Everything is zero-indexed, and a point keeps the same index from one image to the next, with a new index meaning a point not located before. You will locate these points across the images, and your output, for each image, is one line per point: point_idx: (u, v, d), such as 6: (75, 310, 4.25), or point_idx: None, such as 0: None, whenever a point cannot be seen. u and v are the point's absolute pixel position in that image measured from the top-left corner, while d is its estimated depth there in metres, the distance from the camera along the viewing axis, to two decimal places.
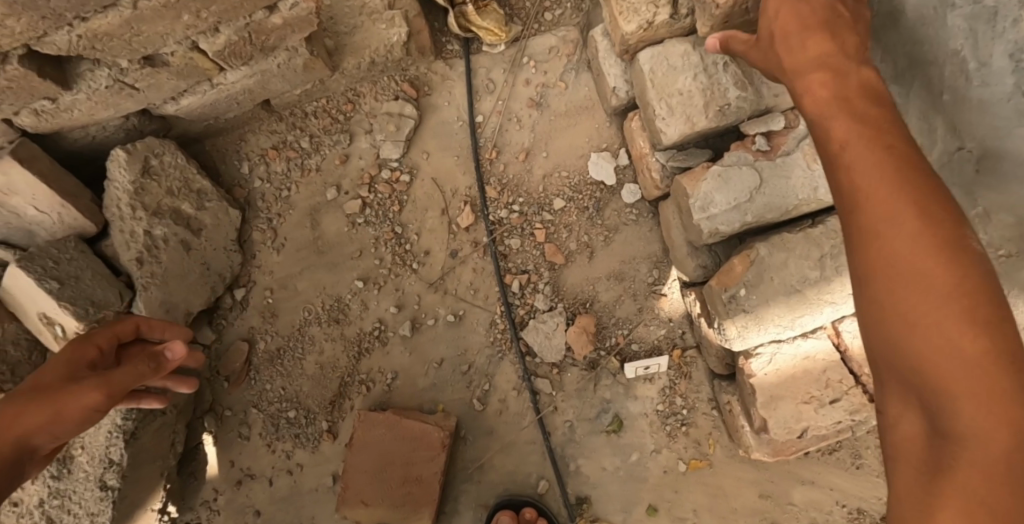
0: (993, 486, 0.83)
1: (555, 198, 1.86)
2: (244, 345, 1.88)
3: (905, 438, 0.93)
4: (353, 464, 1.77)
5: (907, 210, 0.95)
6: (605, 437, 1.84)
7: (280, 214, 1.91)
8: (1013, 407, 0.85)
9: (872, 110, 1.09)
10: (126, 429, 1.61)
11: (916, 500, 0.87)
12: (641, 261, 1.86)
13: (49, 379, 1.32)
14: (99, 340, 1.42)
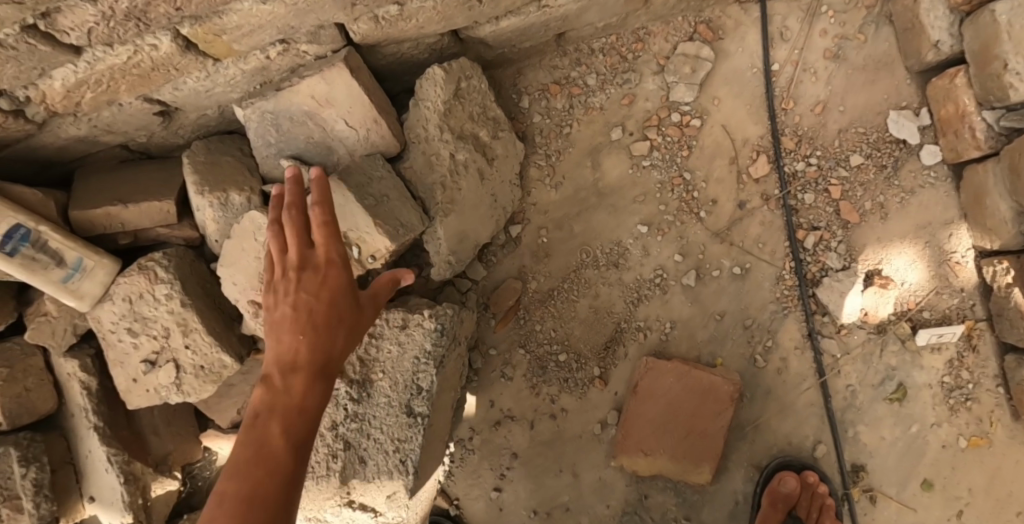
0: None
1: (851, 154, 1.79)
2: (516, 283, 1.82)
3: None
4: (635, 411, 1.73)
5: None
6: (887, 406, 1.78)
7: (559, 151, 1.84)
8: None
9: None
10: (435, 355, 1.56)
11: None
12: (937, 227, 1.79)
13: (280, 417, 1.25)
14: (310, 335, 1.33)
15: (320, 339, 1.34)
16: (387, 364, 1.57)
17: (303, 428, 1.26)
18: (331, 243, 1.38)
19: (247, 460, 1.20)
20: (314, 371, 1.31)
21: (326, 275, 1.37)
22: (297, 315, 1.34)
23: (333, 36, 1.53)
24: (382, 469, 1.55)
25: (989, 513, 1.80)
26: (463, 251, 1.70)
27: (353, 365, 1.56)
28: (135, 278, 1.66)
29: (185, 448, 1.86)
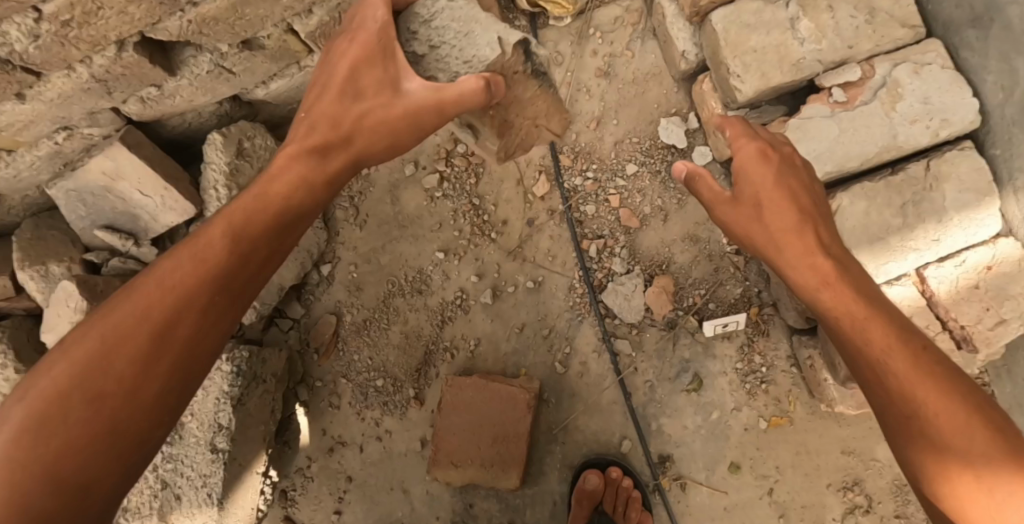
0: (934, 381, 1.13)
1: (628, 163, 1.90)
2: (332, 318, 1.96)
3: (855, 327, 1.22)
4: (443, 427, 1.83)
5: (844, 280, 1.26)
6: (686, 396, 1.88)
7: (361, 191, 1.98)
8: (901, 335, 1.19)
9: (784, 203, 1.34)
10: (233, 394, 1.71)
11: (901, 367, 1.15)
12: (715, 222, 1.89)
13: (132, 348, 1.10)
14: (215, 273, 1.15)
15: (227, 272, 1.16)
16: (195, 407, 1.73)
17: (166, 374, 1.11)
18: (303, 201, 1.25)
19: (53, 389, 1.06)
20: (113, 346, 1.09)
21: (277, 211, 1.22)
22: (195, 251, 1.16)
23: (110, 118, 1.69)
24: (193, 503, 1.69)
25: (799, 489, 1.88)
26: (267, 296, 1.85)
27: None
28: None
29: None
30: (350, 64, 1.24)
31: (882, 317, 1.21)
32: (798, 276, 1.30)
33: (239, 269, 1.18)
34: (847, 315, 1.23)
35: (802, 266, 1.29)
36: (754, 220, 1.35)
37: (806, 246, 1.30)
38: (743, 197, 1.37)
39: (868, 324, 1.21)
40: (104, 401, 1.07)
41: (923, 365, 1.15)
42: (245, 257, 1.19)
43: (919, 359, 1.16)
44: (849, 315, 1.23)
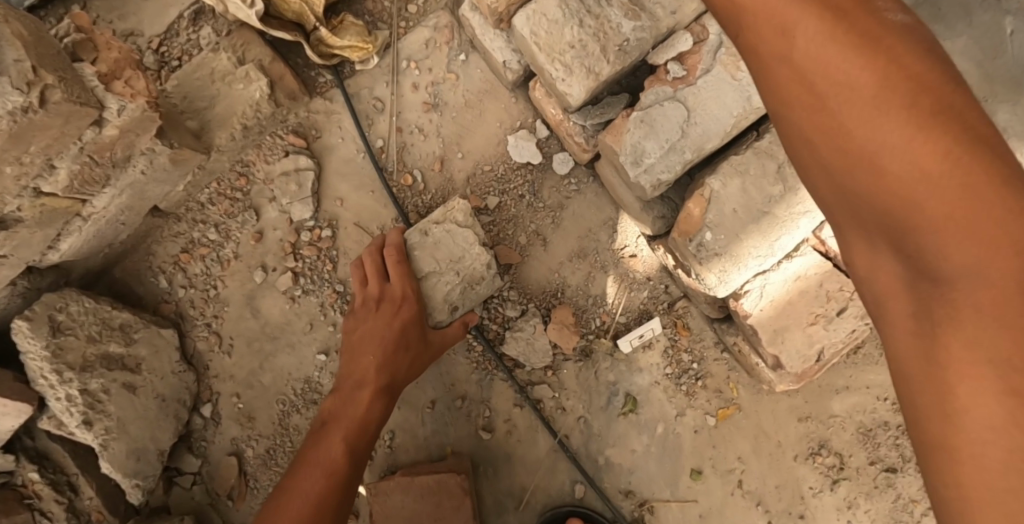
0: (908, 123, 0.76)
1: (486, 197, 1.72)
2: (232, 458, 1.77)
3: (822, 75, 0.80)
4: None
5: (907, 138, 0.76)
6: (624, 420, 1.73)
7: (216, 315, 1.76)
8: (883, 74, 0.78)
9: (394, 344, 1.52)
10: None
11: (870, 115, 0.77)
12: (598, 230, 1.71)
13: (306, 505, 1.35)
14: (376, 407, 1.50)
15: (349, 438, 1.46)
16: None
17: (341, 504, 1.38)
18: (403, 364, 1.54)
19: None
20: (326, 495, 1.37)
21: (390, 386, 1.53)
22: (340, 419, 1.49)
23: None
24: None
25: (766, 471, 1.78)
26: (147, 467, 1.66)
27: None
28: None
29: None
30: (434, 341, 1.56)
31: (961, 188, 0.74)
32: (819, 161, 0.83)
33: (371, 421, 1.49)
34: (879, 196, 0.78)
35: (890, 157, 0.76)
36: (804, 78, 0.81)
37: (881, 93, 0.77)
38: (785, 31, 0.82)
39: (904, 184, 0.76)
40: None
41: (971, 222, 0.73)
42: (372, 393, 1.51)
43: (966, 207, 0.74)
44: (900, 190, 0.76)
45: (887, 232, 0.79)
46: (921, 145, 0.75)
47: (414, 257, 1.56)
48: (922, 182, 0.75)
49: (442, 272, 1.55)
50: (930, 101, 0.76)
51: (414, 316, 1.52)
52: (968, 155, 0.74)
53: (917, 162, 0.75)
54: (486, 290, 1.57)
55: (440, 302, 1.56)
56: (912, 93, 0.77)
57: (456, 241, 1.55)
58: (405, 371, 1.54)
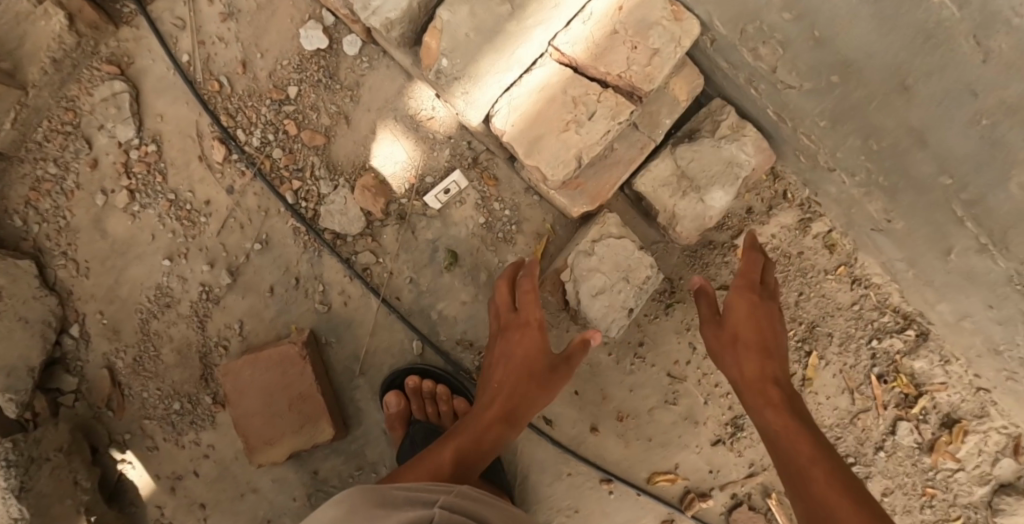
0: (760, 359, 1.56)
1: (287, 88, 1.84)
2: (104, 371, 1.91)
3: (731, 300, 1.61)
4: (241, 415, 1.79)
5: (759, 363, 1.55)
6: (449, 274, 1.82)
7: (70, 243, 1.91)
8: (762, 338, 1.58)
9: (528, 352, 1.63)
10: (11, 486, 1.69)
11: (743, 355, 1.56)
12: (394, 100, 1.82)
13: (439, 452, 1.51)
14: (526, 386, 1.61)
15: (486, 430, 1.56)
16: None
17: (455, 453, 1.52)
18: (535, 379, 1.62)
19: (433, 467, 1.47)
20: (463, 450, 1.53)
21: (533, 387, 1.61)
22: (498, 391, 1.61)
23: None
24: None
25: None
26: (18, 382, 1.79)
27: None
28: None
29: None
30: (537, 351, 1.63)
31: (759, 353, 1.56)
32: (708, 317, 1.65)
33: (501, 419, 1.58)
34: (724, 333, 1.60)
35: (741, 340, 1.57)
36: (719, 319, 1.62)
37: (757, 346, 1.57)
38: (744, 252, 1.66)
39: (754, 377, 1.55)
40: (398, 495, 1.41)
41: (779, 419, 1.48)
42: (504, 401, 1.60)
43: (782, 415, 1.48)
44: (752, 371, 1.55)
45: (739, 382, 1.57)
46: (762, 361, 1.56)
47: (579, 280, 1.70)
48: (731, 319, 1.59)
49: (614, 286, 1.70)
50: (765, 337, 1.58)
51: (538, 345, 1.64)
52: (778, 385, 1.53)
53: (765, 399, 1.52)
54: (598, 278, 1.69)
55: (616, 290, 1.70)
56: (763, 360, 1.56)
57: (621, 254, 1.71)
58: (551, 382, 1.62)
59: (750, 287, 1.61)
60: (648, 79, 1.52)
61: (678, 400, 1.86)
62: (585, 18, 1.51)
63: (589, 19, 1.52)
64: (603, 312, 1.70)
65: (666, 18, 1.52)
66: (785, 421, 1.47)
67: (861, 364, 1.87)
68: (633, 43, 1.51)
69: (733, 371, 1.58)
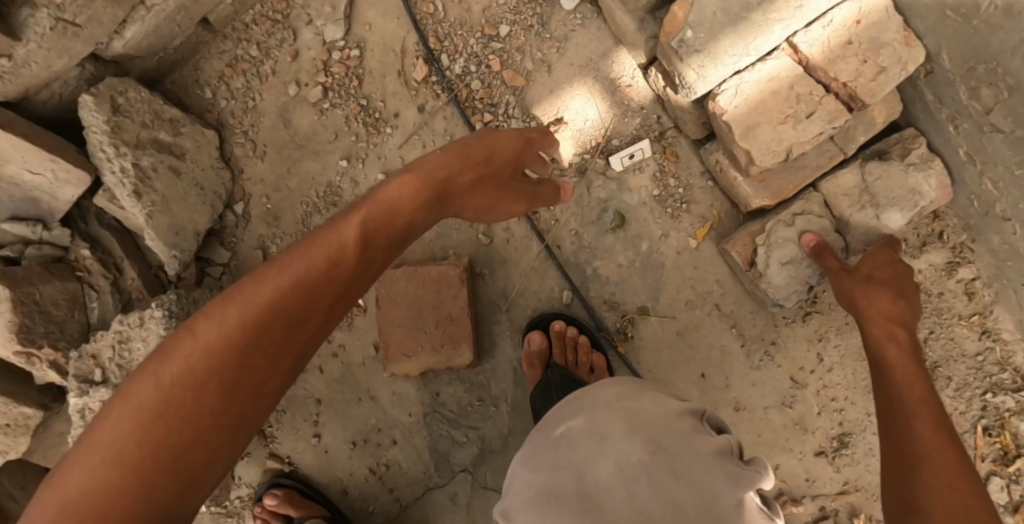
0: (894, 303, 1.60)
1: (498, 27, 1.89)
2: (258, 252, 1.98)
3: (871, 261, 1.68)
4: (387, 323, 1.87)
5: (887, 313, 1.59)
6: (613, 236, 1.89)
7: (253, 124, 1.98)
8: (895, 290, 1.62)
9: (430, 182, 1.44)
10: (170, 335, 1.75)
11: (878, 304, 1.60)
12: (598, 61, 1.88)
13: (292, 281, 1.16)
14: (420, 197, 1.40)
15: (354, 285, 1.24)
16: (140, 359, 1.79)
17: (308, 311, 1.18)
18: (425, 199, 1.42)
19: (293, 283, 1.16)
20: (329, 266, 1.20)
21: (418, 204, 1.40)
22: (381, 205, 1.33)
23: None
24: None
25: (744, 296, 1.90)
26: (185, 243, 1.87)
27: (116, 372, 1.79)
28: None
29: None
30: (459, 180, 1.50)
31: (891, 304, 1.60)
32: (835, 271, 1.67)
33: (384, 246, 1.31)
34: (863, 281, 1.64)
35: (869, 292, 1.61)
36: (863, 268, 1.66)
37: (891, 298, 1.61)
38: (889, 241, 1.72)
39: (891, 325, 1.57)
40: (245, 361, 1.12)
41: (905, 366, 1.49)
42: (391, 231, 1.33)
43: (908, 365, 1.50)
44: (881, 317, 1.59)
45: (862, 321, 1.60)
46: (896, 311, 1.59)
47: (771, 246, 1.75)
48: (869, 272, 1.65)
49: (801, 260, 1.75)
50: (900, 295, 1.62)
51: (436, 173, 1.46)
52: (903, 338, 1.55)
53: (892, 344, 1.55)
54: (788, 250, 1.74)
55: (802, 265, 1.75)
56: (898, 308, 1.60)
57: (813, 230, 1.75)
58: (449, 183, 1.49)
59: (886, 258, 1.67)
60: (871, 93, 1.59)
61: (794, 405, 1.93)
62: (826, 22, 1.58)
63: (830, 24, 1.58)
64: (785, 282, 1.75)
65: (898, 41, 1.56)
66: (909, 370, 1.49)
67: (971, 412, 1.96)
68: (863, 57, 1.58)
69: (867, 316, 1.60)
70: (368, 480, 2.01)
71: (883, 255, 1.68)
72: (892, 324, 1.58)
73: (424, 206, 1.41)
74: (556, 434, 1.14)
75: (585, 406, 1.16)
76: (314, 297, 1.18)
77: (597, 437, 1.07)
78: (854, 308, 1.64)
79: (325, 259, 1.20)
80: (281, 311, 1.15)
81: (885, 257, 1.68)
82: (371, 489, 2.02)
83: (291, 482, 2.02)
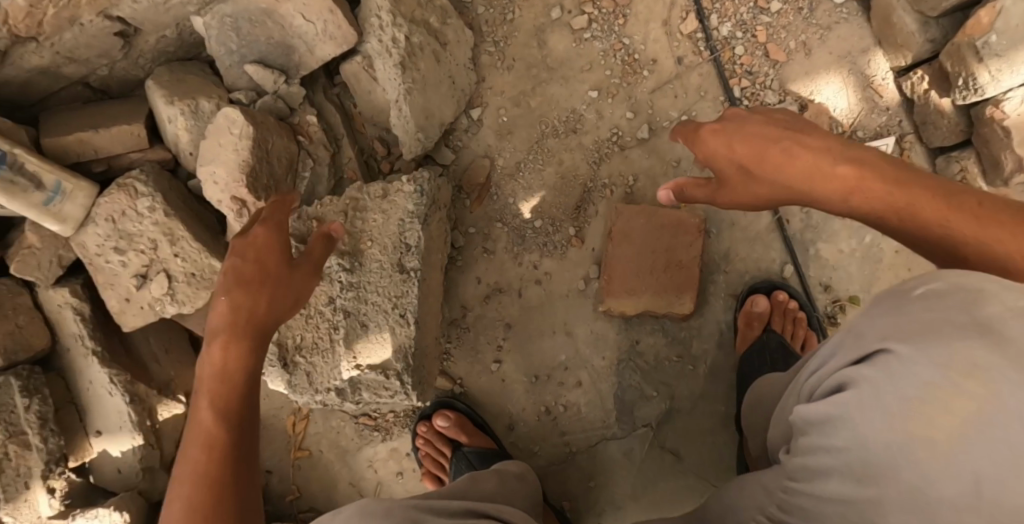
0: (869, 172, 1.20)
1: (770, 2, 1.94)
2: (485, 162, 1.94)
3: (794, 144, 1.28)
4: (614, 256, 1.86)
5: (873, 183, 1.19)
6: (841, 221, 1.91)
7: (506, 36, 1.96)
8: (845, 170, 1.22)
9: (267, 261, 1.41)
10: (417, 213, 1.67)
11: (822, 166, 1.24)
12: (857, 55, 1.94)
13: (229, 363, 1.33)
14: (275, 243, 1.44)
15: (278, 280, 1.42)
16: (374, 232, 1.69)
17: (235, 335, 1.35)
18: (275, 257, 1.43)
19: (241, 281, 1.38)
20: (250, 278, 1.39)
21: (260, 248, 1.42)
22: (264, 249, 1.42)
23: None
24: (385, 328, 1.65)
25: None
26: (431, 131, 1.82)
27: (342, 239, 1.68)
28: (116, 196, 1.73)
29: (185, 376, 1.93)
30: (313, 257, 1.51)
31: (854, 180, 1.21)
32: (727, 173, 1.37)
33: (262, 270, 1.40)
34: (783, 180, 1.29)
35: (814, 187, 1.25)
36: (747, 163, 1.33)
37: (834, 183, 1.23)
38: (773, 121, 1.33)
39: (851, 198, 1.21)
40: (251, 357, 1.35)
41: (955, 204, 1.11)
42: (263, 285, 1.39)
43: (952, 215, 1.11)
44: (841, 185, 1.22)
45: (845, 183, 1.22)
46: (883, 183, 1.18)
47: None
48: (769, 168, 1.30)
49: None
50: (858, 166, 1.21)
51: (280, 245, 1.44)
52: (929, 196, 1.14)
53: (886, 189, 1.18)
54: None
55: None
56: (874, 168, 1.20)
57: None
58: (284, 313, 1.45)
59: (824, 136, 1.27)
60: None
61: None
62: None
63: None
64: None
65: None
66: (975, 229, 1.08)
67: None
68: None
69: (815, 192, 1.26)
70: (540, 418, 1.93)
71: (721, 167, 1.37)
72: (898, 209, 1.17)
73: (285, 244, 1.45)
74: (907, 295, 0.95)
75: (893, 302, 0.95)
76: (241, 287, 1.38)
77: (966, 302, 0.88)
78: (881, 199, 1.18)
79: (236, 282, 1.38)
80: (224, 393, 1.31)
81: (816, 140, 1.27)
82: (541, 427, 1.93)
83: (460, 406, 1.92)
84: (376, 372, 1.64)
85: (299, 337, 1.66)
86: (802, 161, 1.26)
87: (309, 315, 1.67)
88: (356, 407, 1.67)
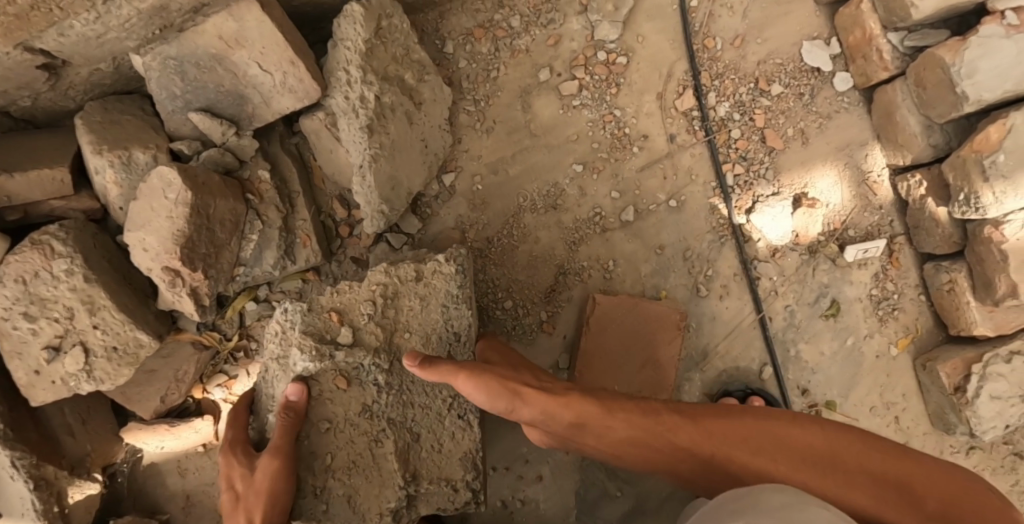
0: (655, 420, 1.39)
1: (771, 84, 1.83)
2: (455, 234, 1.77)
3: (540, 404, 1.45)
4: (590, 348, 1.73)
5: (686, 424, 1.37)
6: (824, 322, 1.82)
7: (488, 96, 1.79)
8: (617, 418, 1.41)
9: (235, 475, 1.49)
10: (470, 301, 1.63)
11: (603, 424, 1.41)
12: (855, 148, 1.84)
13: None
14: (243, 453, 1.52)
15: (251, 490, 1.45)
16: (411, 321, 1.60)
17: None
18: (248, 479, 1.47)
19: None
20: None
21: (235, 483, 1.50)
22: (231, 472, 1.50)
23: None
24: (443, 434, 1.61)
25: (923, 415, 1.85)
26: (396, 201, 1.63)
27: (375, 333, 1.56)
28: (29, 255, 1.50)
29: (104, 447, 1.71)
30: (265, 467, 1.45)
31: (652, 432, 1.39)
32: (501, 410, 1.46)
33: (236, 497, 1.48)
34: (570, 430, 1.46)
35: (614, 431, 1.41)
36: (535, 418, 1.46)
37: (639, 427, 1.40)
38: (528, 398, 1.45)
39: (685, 449, 1.36)
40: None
41: (738, 430, 1.34)
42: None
43: (744, 439, 1.33)
44: (651, 441, 1.39)
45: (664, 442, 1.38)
46: (672, 432, 1.37)
47: (987, 378, 1.72)
48: (564, 418, 1.44)
49: (1011, 398, 1.73)
50: (636, 419, 1.40)
51: (234, 458, 1.51)
52: (721, 428, 1.35)
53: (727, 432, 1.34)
54: (1004, 385, 1.72)
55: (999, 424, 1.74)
56: (640, 418, 1.40)
57: None
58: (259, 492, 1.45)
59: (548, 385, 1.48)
60: None
61: None
62: None
63: None
64: (991, 415, 1.73)
65: None
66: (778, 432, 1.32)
67: None
68: None
69: (645, 446, 1.40)
70: (495, 513, 1.79)
71: (520, 415, 1.46)
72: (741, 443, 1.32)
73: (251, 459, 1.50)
74: None
75: None
76: (231, 497, 1.49)
77: None
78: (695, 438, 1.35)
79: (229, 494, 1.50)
80: None
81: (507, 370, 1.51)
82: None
83: None
84: (442, 485, 1.59)
85: (332, 455, 1.52)
86: (672, 416, 1.38)
87: (343, 426, 1.53)
88: (411, 521, 1.60)
